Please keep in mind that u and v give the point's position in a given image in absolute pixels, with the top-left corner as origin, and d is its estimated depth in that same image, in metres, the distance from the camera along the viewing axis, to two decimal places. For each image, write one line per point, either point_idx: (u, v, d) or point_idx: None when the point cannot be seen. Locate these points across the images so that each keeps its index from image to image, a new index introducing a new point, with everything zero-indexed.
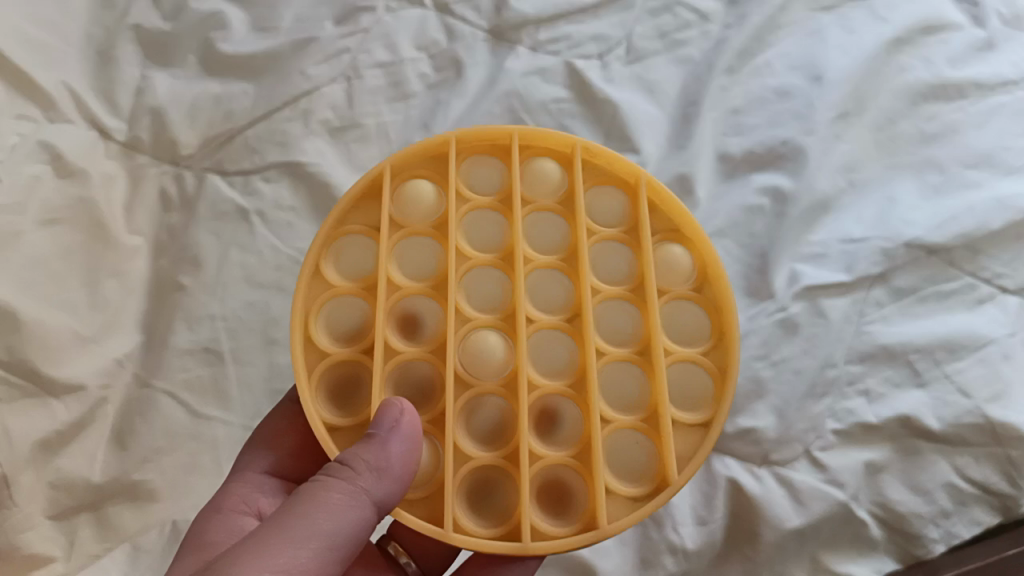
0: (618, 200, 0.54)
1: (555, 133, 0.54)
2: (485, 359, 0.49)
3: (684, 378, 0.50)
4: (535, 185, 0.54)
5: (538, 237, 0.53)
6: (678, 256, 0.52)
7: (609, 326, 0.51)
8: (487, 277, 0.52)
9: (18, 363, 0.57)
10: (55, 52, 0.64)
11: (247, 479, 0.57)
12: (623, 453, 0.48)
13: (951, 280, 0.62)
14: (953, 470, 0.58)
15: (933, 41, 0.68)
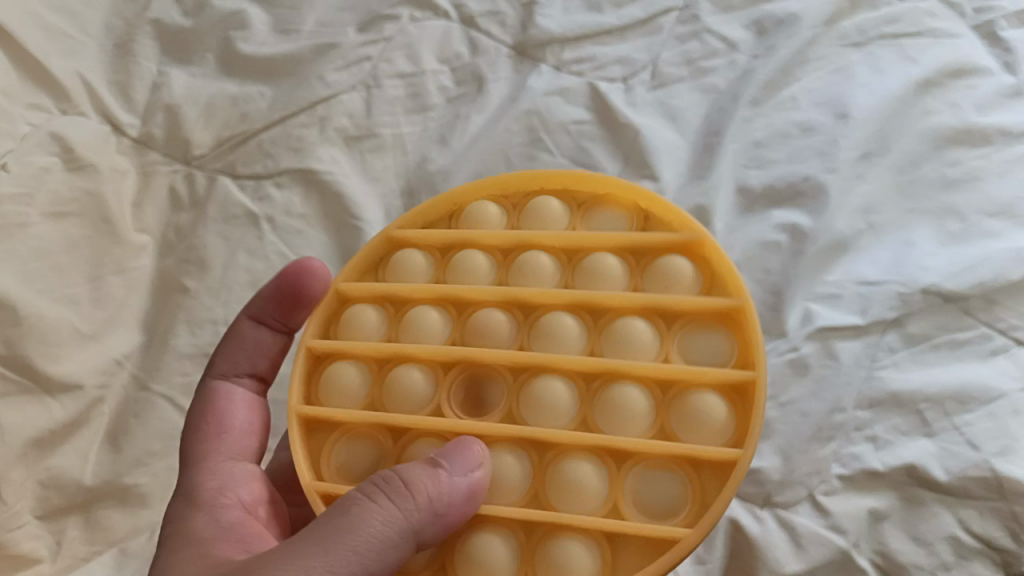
0: (680, 265, 0.51)
1: (722, 300, 0.49)
2: (550, 411, 0.47)
3: (529, 267, 0.52)
4: (705, 360, 0.49)
5: (701, 354, 0.49)
6: (612, 214, 0.54)
7: (542, 269, 0.52)
8: (620, 405, 0.47)
9: (15, 358, 0.56)
10: (75, 43, 0.65)
11: (213, 469, 0.50)
12: (406, 258, 0.54)
13: (966, 329, 0.60)
14: (956, 522, 0.56)
15: (961, 85, 0.66)
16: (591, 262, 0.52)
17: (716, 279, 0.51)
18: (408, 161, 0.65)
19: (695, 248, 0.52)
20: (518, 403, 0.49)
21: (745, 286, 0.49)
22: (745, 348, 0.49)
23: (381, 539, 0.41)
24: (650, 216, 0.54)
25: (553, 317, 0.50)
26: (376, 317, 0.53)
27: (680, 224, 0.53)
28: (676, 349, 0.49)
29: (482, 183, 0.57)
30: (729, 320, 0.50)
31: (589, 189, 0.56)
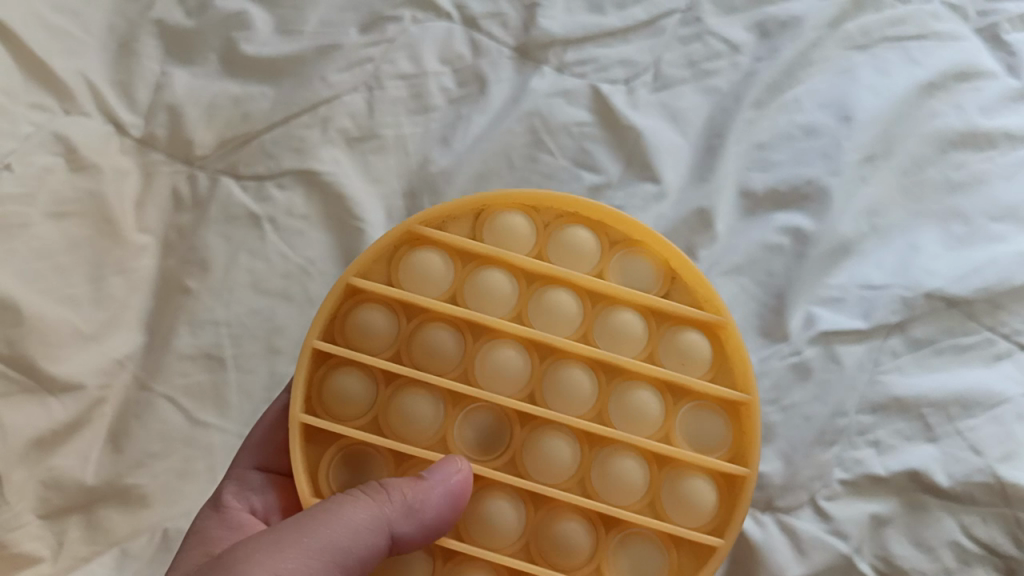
0: (697, 343, 0.50)
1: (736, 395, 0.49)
2: (549, 466, 0.48)
3: (549, 306, 0.51)
4: (705, 445, 0.50)
5: (701, 436, 0.50)
6: (644, 260, 0.52)
7: (564, 313, 0.50)
8: (614, 471, 0.48)
9: (17, 358, 0.57)
10: (76, 42, 0.64)
11: (230, 481, 0.56)
12: (423, 261, 0.51)
13: (970, 333, 0.60)
14: (959, 527, 0.57)
15: (966, 88, 0.65)
16: (613, 316, 0.51)
17: (729, 368, 0.51)
18: (409, 162, 0.65)
19: (717, 330, 0.52)
20: (523, 450, 0.49)
21: (757, 385, 0.50)
22: (744, 438, 0.50)
23: (354, 524, 0.43)
24: (679, 276, 0.53)
25: (569, 372, 0.49)
26: (387, 327, 0.51)
27: (708, 302, 0.52)
28: (678, 427, 0.50)
29: (516, 193, 0.53)
30: (732, 407, 0.51)
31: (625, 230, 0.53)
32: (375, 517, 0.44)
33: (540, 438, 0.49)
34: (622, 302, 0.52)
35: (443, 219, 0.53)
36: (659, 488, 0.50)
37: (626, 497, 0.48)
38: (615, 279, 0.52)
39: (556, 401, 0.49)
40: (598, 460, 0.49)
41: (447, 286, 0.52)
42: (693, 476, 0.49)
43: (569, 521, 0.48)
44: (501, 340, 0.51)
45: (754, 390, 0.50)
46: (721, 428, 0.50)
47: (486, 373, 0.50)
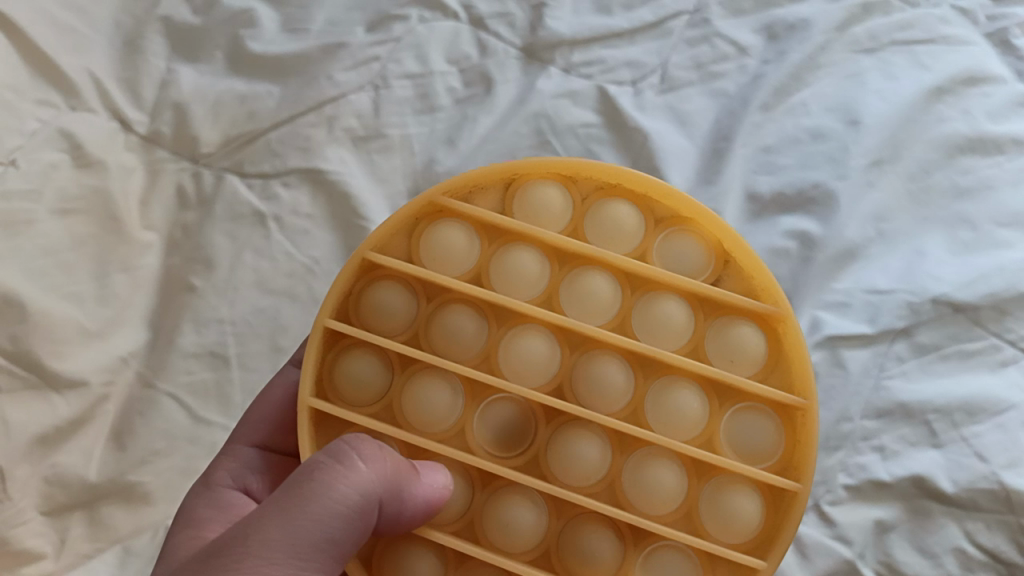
0: (749, 336, 0.48)
1: (791, 399, 0.47)
2: (577, 466, 0.47)
3: (584, 292, 0.49)
4: (753, 451, 0.48)
5: (750, 440, 0.48)
6: (694, 242, 0.50)
7: (599, 300, 0.49)
8: (649, 473, 0.47)
9: (22, 354, 0.57)
10: (83, 39, 0.64)
11: (228, 458, 0.55)
12: (447, 239, 0.50)
13: (975, 339, 0.60)
14: (963, 534, 0.56)
15: (974, 92, 0.65)
16: (656, 306, 0.49)
17: (783, 367, 0.49)
18: (415, 162, 0.65)
19: (773, 321, 0.49)
20: (547, 447, 0.49)
21: (816, 390, 0.47)
22: (797, 446, 0.48)
23: (346, 504, 0.42)
24: (733, 259, 0.50)
25: (602, 366, 0.48)
26: (405, 309, 0.51)
27: (766, 293, 0.49)
28: (723, 430, 0.49)
29: (552, 163, 0.51)
30: (786, 412, 0.49)
31: (673, 207, 0.51)
32: (366, 491, 0.42)
33: (567, 436, 0.48)
34: (665, 289, 0.50)
35: (471, 190, 0.52)
36: (698, 496, 0.48)
37: (662, 503, 0.47)
38: (659, 262, 0.50)
39: (588, 394, 0.48)
40: (630, 465, 0.48)
41: (472, 265, 0.51)
42: (738, 488, 0.47)
43: (595, 528, 0.47)
44: (528, 328, 0.50)
45: (813, 395, 0.47)
46: (773, 433, 0.48)
47: (511, 360, 0.49)
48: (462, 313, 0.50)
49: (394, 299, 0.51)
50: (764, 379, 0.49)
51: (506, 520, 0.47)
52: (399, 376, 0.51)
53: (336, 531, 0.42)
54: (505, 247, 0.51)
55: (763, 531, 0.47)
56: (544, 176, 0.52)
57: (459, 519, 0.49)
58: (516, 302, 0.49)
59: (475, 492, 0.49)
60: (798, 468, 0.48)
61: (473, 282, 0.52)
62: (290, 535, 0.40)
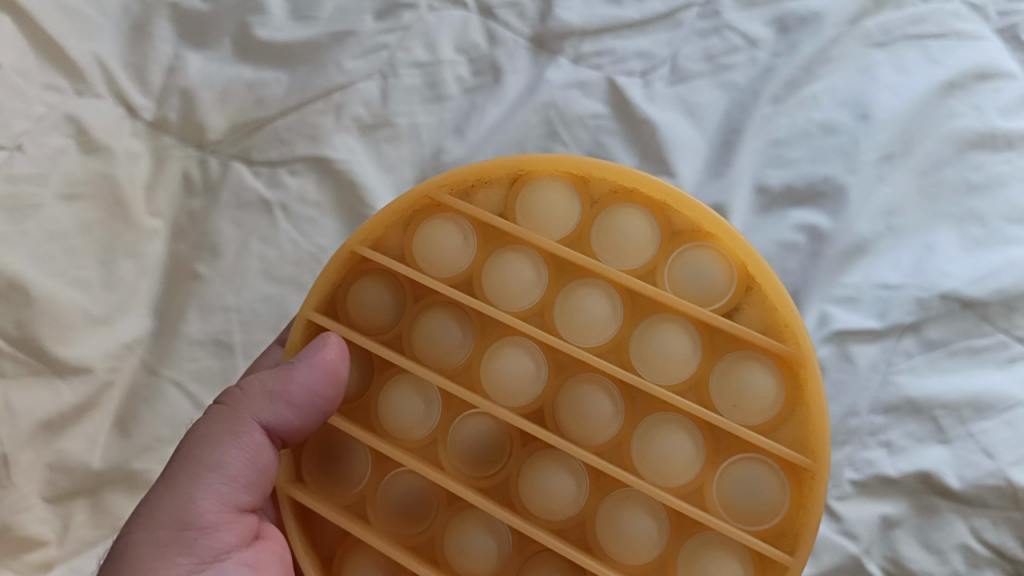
0: (761, 375, 0.47)
1: (798, 459, 0.44)
2: (550, 500, 0.47)
3: (579, 309, 0.49)
4: (750, 508, 0.45)
5: (747, 497, 0.46)
6: (714, 262, 0.48)
7: (590, 316, 0.48)
8: (627, 515, 0.46)
9: (27, 339, 0.57)
10: (90, 23, 0.63)
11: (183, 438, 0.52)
12: (442, 238, 0.50)
13: (985, 335, 0.59)
14: (969, 531, 0.57)
15: (986, 88, 0.64)
16: (657, 335, 0.48)
17: (797, 419, 0.47)
18: (423, 150, 0.65)
19: (793, 365, 0.47)
20: (520, 473, 0.48)
21: (827, 451, 0.45)
22: (801, 508, 0.46)
23: (231, 446, 0.46)
24: (755, 287, 0.48)
25: (590, 395, 0.48)
26: (391, 310, 0.51)
27: (788, 332, 0.47)
28: (716, 480, 0.47)
29: (564, 161, 0.50)
30: (795, 472, 0.47)
31: (694, 220, 0.50)
32: (248, 431, 0.46)
33: (542, 464, 0.47)
34: (670, 314, 0.49)
35: (475, 183, 0.51)
36: (675, 553, 0.46)
37: (636, 549, 0.46)
38: (669, 282, 0.49)
39: (574, 418, 0.48)
40: (604, 507, 0.47)
41: (465, 267, 0.51)
42: (721, 549, 0.45)
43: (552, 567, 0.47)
44: (513, 342, 0.49)
45: (824, 456, 0.45)
46: (776, 490, 0.46)
47: (495, 372, 0.48)
48: (451, 321, 0.50)
49: (384, 297, 0.51)
50: (776, 430, 0.47)
51: (463, 538, 0.47)
52: (377, 377, 0.51)
53: (229, 471, 0.45)
54: (500, 252, 0.50)
55: None
56: (556, 175, 0.51)
57: (420, 534, 0.48)
58: (503, 313, 0.48)
59: (439, 508, 0.49)
60: (796, 534, 0.45)
61: (465, 283, 0.51)
62: (181, 480, 0.45)
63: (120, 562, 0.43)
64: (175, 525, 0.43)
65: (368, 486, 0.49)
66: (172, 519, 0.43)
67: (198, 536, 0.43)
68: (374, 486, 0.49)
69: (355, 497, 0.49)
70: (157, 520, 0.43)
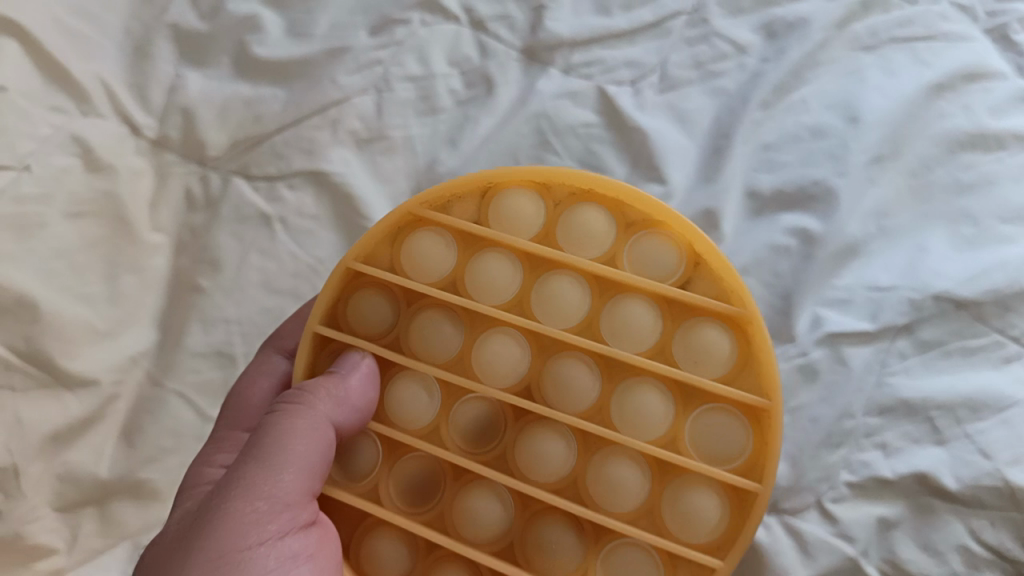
0: (717, 339, 0.47)
1: (750, 397, 0.45)
2: (542, 464, 0.47)
3: (552, 295, 0.49)
4: (721, 451, 0.46)
5: (717, 440, 0.47)
6: (664, 245, 0.49)
7: (565, 304, 0.49)
8: (612, 470, 0.47)
9: (35, 354, 0.59)
10: (93, 45, 0.65)
11: (228, 444, 0.54)
12: (423, 246, 0.51)
13: (979, 335, 0.59)
14: (967, 532, 0.56)
15: (975, 88, 0.64)
16: (621, 309, 0.49)
17: (751, 368, 0.47)
18: (417, 162, 0.66)
19: (742, 323, 0.48)
20: (516, 443, 0.49)
21: (780, 388, 0.46)
22: (766, 444, 0.46)
23: (304, 437, 0.46)
24: (703, 261, 0.49)
25: (567, 366, 0.48)
26: (387, 315, 0.52)
27: (731, 292, 0.48)
28: (688, 427, 0.48)
29: (525, 171, 0.51)
30: (755, 415, 0.47)
31: (645, 212, 0.50)
32: (319, 425, 0.47)
33: (539, 435, 0.48)
34: (635, 292, 0.49)
35: (449, 199, 0.52)
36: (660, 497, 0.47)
37: (626, 502, 0.46)
38: (630, 266, 0.50)
39: (555, 397, 0.48)
40: (594, 463, 0.47)
41: (447, 273, 0.52)
42: (700, 488, 0.46)
43: (557, 528, 0.47)
44: (499, 331, 0.50)
45: (777, 395, 0.46)
46: (741, 436, 0.46)
47: (482, 364, 0.49)
48: (437, 318, 0.51)
49: (371, 304, 0.51)
50: (734, 380, 0.48)
51: (476, 518, 0.47)
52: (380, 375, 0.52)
53: (308, 463, 0.46)
54: (477, 255, 0.51)
55: (729, 533, 0.46)
56: (521, 184, 0.52)
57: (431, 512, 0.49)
58: (484, 307, 0.49)
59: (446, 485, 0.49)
60: (764, 466, 0.45)
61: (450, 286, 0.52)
62: (265, 469, 0.45)
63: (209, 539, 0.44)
64: (264, 504, 0.44)
65: (381, 473, 0.50)
66: (261, 505, 0.44)
67: (283, 513, 0.45)
68: (386, 467, 0.50)
69: (369, 485, 0.50)
70: (248, 505, 0.44)
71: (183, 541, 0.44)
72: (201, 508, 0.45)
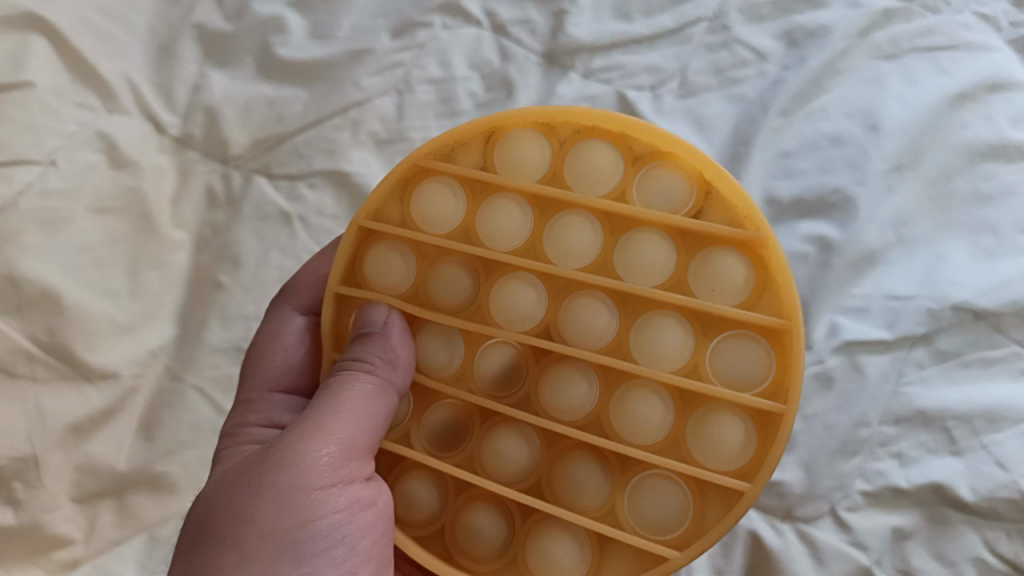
0: (733, 266, 0.46)
1: (765, 319, 0.44)
2: (564, 401, 0.47)
3: (565, 237, 0.48)
4: (742, 377, 0.46)
5: (737, 366, 0.46)
6: (673, 176, 0.48)
7: (577, 246, 0.48)
8: (632, 403, 0.46)
9: (58, 346, 0.60)
10: (119, 44, 0.66)
11: (259, 405, 0.55)
12: (432, 196, 0.50)
13: (997, 346, 0.59)
14: (982, 543, 0.56)
15: (997, 98, 0.64)
16: (634, 245, 0.48)
17: (769, 293, 0.46)
18: None
19: (756, 247, 0.47)
20: (538, 384, 0.49)
21: (798, 307, 0.45)
22: (787, 366, 0.45)
23: (366, 390, 0.46)
24: (714, 190, 0.47)
25: (584, 306, 0.48)
26: (401, 270, 0.51)
27: (744, 217, 0.46)
28: (708, 357, 0.47)
29: (528, 111, 0.49)
30: (774, 335, 0.46)
31: (651, 143, 0.49)
32: (377, 380, 0.47)
33: (560, 373, 0.48)
34: (646, 227, 0.48)
35: (453, 147, 0.51)
36: (684, 425, 0.47)
37: (648, 435, 0.46)
38: (640, 201, 0.48)
39: (573, 338, 0.48)
40: (615, 398, 0.47)
41: (458, 223, 0.51)
42: (724, 414, 0.46)
43: (583, 462, 0.47)
44: (515, 276, 0.49)
45: (795, 314, 0.45)
46: (761, 360, 0.45)
47: (499, 308, 0.49)
48: (453, 264, 0.50)
49: (384, 256, 0.51)
50: (752, 305, 0.47)
51: (502, 462, 0.48)
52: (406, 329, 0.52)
53: (368, 420, 0.46)
54: (487, 202, 0.50)
55: (757, 456, 0.45)
56: (524, 125, 0.50)
57: (459, 455, 0.49)
58: (497, 254, 0.48)
59: (473, 427, 0.50)
60: (787, 386, 0.45)
61: (464, 234, 0.51)
62: (331, 429, 0.45)
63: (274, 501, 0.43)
64: (331, 457, 0.45)
65: (411, 422, 0.51)
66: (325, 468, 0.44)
67: (351, 461, 0.45)
68: (416, 417, 0.51)
69: (399, 433, 0.50)
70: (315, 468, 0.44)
71: (248, 483, 0.44)
72: (264, 451, 0.45)
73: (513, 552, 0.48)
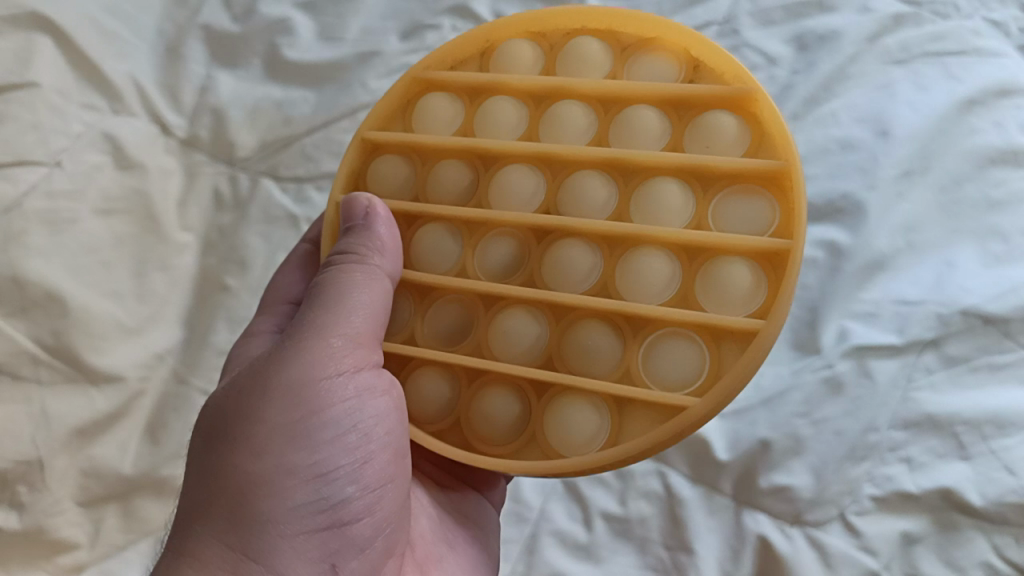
0: (727, 122, 0.44)
1: (760, 162, 0.43)
2: (568, 274, 0.45)
3: (559, 119, 0.47)
4: (747, 227, 0.44)
5: (742, 217, 0.44)
6: (659, 54, 0.47)
7: (571, 125, 0.47)
8: (634, 270, 0.44)
9: (62, 348, 0.59)
10: (126, 45, 0.66)
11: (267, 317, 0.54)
12: (428, 104, 0.50)
13: (1007, 351, 0.59)
14: (991, 548, 0.56)
15: (1007, 104, 0.64)
16: (628, 115, 0.46)
17: (765, 145, 0.45)
18: None
19: (747, 105, 0.46)
20: (540, 264, 0.46)
21: (795, 148, 0.43)
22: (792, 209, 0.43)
23: (371, 284, 0.45)
24: (702, 62, 0.47)
25: (582, 179, 0.46)
26: (400, 177, 0.50)
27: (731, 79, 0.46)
28: (711, 214, 0.45)
29: (516, 19, 0.51)
30: (776, 185, 0.44)
31: (637, 30, 0.49)
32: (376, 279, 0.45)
33: (559, 247, 0.46)
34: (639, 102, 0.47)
35: (451, 64, 0.52)
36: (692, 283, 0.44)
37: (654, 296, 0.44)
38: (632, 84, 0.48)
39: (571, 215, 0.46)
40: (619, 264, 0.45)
41: (457, 129, 0.50)
42: (731, 260, 0.43)
43: (592, 331, 0.44)
44: (513, 165, 0.48)
45: (792, 154, 0.43)
46: (763, 209, 0.43)
47: (498, 193, 0.47)
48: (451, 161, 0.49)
49: (384, 167, 0.50)
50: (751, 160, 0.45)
51: (506, 348, 0.45)
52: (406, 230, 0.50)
53: (374, 314, 0.45)
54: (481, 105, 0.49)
55: (771, 296, 0.42)
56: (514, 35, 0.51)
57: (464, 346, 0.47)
58: (494, 142, 0.47)
59: (479, 316, 0.48)
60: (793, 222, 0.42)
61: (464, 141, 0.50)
62: (339, 327, 0.44)
63: (288, 399, 0.43)
64: (342, 354, 0.44)
65: (414, 320, 0.49)
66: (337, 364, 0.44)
67: (364, 350, 0.45)
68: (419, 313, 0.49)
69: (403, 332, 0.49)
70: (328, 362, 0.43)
71: (252, 380, 0.44)
72: (268, 354, 0.44)
73: (532, 431, 0.46)
